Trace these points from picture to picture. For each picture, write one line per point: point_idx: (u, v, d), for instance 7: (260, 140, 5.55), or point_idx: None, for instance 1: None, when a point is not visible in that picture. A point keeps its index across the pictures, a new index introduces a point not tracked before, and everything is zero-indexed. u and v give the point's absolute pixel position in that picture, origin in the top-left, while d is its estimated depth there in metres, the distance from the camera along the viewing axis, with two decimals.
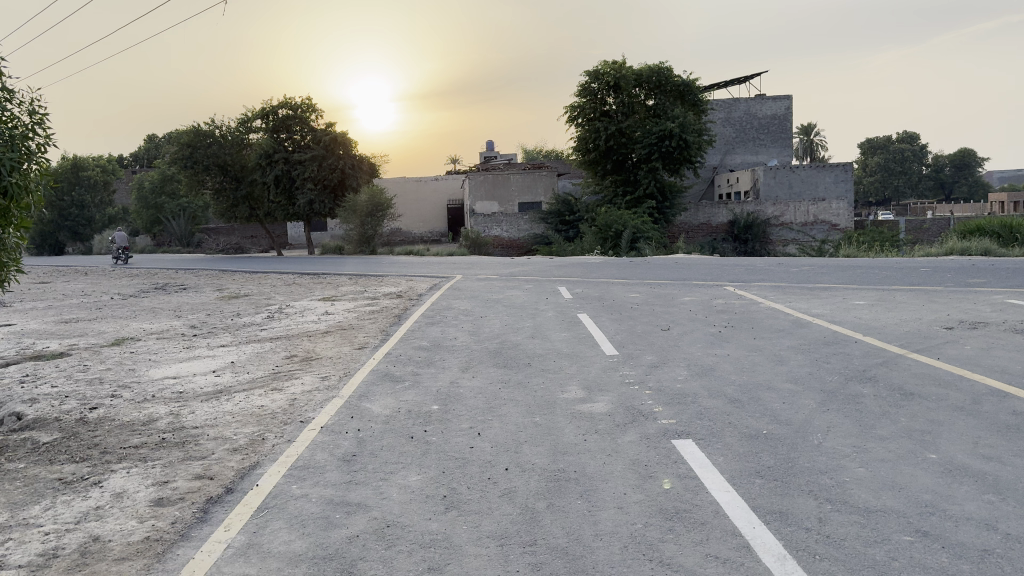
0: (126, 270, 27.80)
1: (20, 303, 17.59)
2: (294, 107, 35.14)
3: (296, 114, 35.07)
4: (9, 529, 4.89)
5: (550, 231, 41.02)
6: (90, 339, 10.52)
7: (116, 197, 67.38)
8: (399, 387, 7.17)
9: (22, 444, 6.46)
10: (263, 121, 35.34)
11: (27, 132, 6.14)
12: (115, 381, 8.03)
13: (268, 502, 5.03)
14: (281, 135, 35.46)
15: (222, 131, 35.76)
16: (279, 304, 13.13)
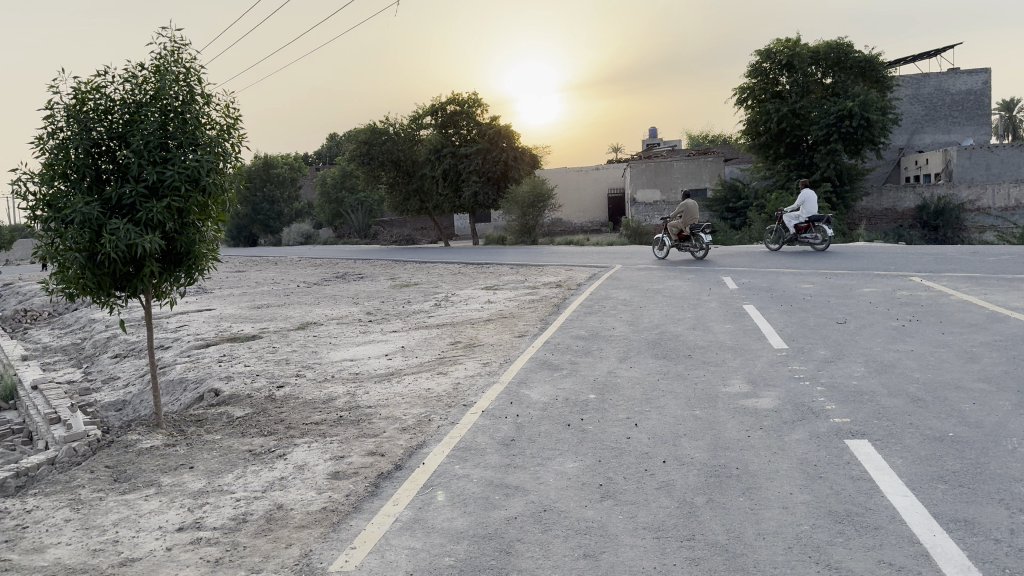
0: (311, 260, 30.09)
1: (221, 289, 19.53)
2: (462, 103, 36.41)
3: (464, 109, 36.32)
4: (208, 494, 5.47)
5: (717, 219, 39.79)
6: (278, 323, 11.50)
7: (303, 193, 72.94)
8: (557, 375, 7.26)
9: (220, 417, 7.20)
10: (433, 117, 36.85)
11: (224, 134, 6.78)
12: (299, 362, 8.73)
13: (432, 480, 5.27)
14: (449, 130, 36.73)
15: (396, 128, 37.68)
16: (445, 292, 13.66)
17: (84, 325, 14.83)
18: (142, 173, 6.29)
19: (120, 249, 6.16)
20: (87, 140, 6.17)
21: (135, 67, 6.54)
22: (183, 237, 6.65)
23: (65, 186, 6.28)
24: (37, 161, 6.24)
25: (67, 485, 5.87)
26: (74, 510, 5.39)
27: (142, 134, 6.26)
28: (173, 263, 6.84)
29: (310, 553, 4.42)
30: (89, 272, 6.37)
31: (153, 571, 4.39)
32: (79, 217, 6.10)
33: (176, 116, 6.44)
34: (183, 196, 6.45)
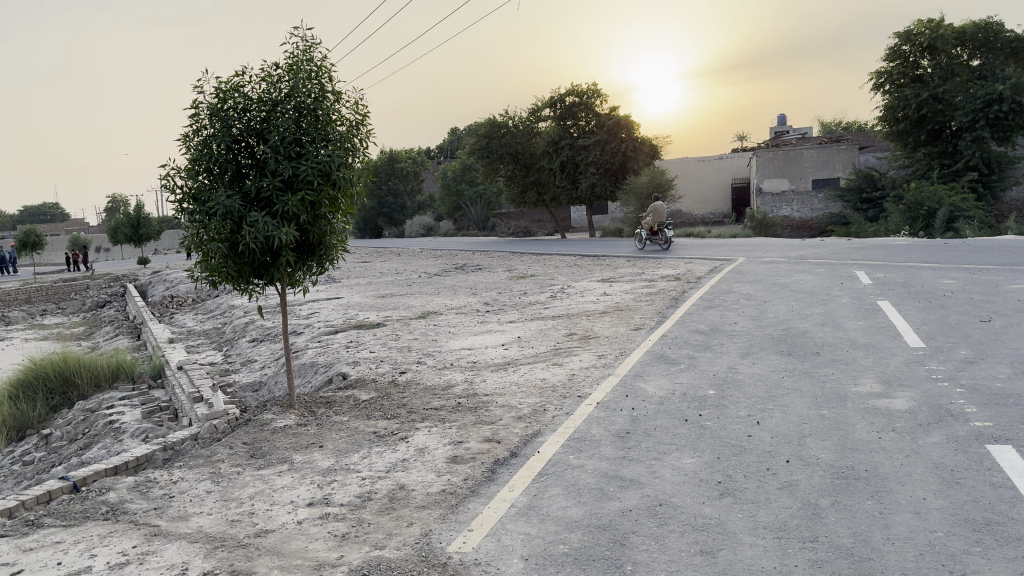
0: (431, 251, 30.94)
1: (348, 279, 20.43)
2: (581, 94, 36.24)
3: (582, 101, 36.16)
4: (336, 472, 5.77)
5: (849, 210, 37.66)
6: (401, 312, 11.92)
7: (427, 185, 74.99)
8: (674, 369, 7.16)
9: (348, 399, 7.58)
10: (551, 109, 37.04)
11: (353, 130, 7.09)
12: (421, 350, 9.04)
13: (548, 469, 5.34)
14: (567, 122, 36.74)
15: (515, 121, 38.10)
16: (562, 284, 13.72)
17: (225, 311, 15.91)
18: (278, 168, 6.68)
19: (258, 240, 6.58)
20: (228, 137, 6.60)
21: (271, 67, 6.93)
22: (315, 228, 7.03)
23: (209, 180, 6.74)
24: (183, 158, 6.72)
25: (210, 459, 6.35)
26: (216, 482, 5.82)
27: (278, 130, 6.64)
28: (306, 253, 7.23)
29: (429, 533, 4.59)
30: (230, 261, 6.84)
31: (285, 542, 4.69)
32: (222, 210, 6.55)
33: (309, 113, 6.80)
34: (316, 190, 6.81)
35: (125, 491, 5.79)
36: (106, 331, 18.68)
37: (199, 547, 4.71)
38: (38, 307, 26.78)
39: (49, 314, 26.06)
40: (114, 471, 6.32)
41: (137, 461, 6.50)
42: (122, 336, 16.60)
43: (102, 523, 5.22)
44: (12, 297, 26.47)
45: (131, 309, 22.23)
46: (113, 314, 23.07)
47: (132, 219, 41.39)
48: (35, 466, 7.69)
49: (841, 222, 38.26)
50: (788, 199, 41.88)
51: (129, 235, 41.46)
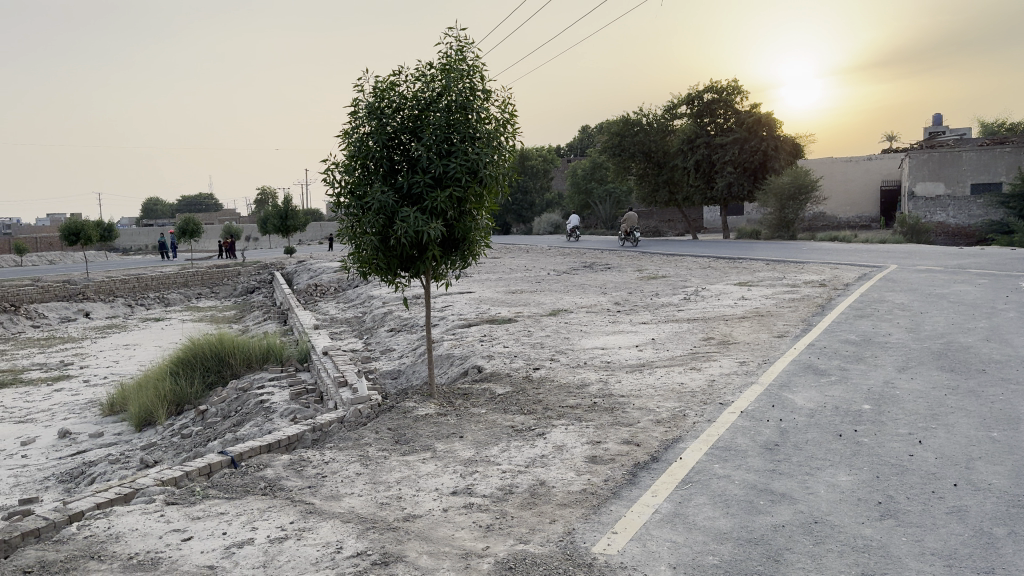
0: (558, 249, 31.10)
1: (479, 274, 20.76)
2: (720, 91, 35.49)
3: (722, 98, 35.38)
4: (477, 463, 5.85)
5: (1011, 217, 35.00)
6: (533, 309, 12.01)
7: (554, 183, 75.39)
8: (824, 381, 6.83)
9: (484, 392, 7.69)
10: (688, 106, 36.41)
11: (500, 128, 7.19)
12: (554, 347, 9.05)
13: (692, 476, 5.20)
14: (704, 119, 35.87)
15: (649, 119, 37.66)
16: (696, 286, 13.40)
17: (365, 300, 16.54)
18: (429, 165, 6.88)
19: (409, 234, 6.80)
20: (384, 135, 6.86)
21: (425, 66, 7.11)
22: (461, 224, 7.19)
23: (364, 176, 7.03)
24: (342, 154, 7.04)
25: (357, 443, 6.59)
26: (363, 465, 6.03)
27: (431, 129, 6.82)
28: (450, 248, 7.41)
29: (573, 532, 4.57)
30: (381, 254, 7.12)
31: (432, 529, 4.79)
32: (377, 204, 6.82)
33: (460, 112, 6.95)
34: (463, 187, 6.97)
35: (281, 469, 6.09)
36: (254, 315, 19.82)
37: (351, 527, 4.88)
38: (195, 290, 28.77)
39: (204, 298, 27.91)
40: (269, 448, 6.67)
41: (289, 440, 6.84)
42: (270, 321, 17.55)
43: (261, 498, 5.51)
44: (174, 279, 28.47)
45: (278, 296, 23.54)
46: (261, 299, 24.41)
47: (281, 210, 43.74)
48: (194, 439, 8.24)
49: (1002, 230, 35.40)
50: (943, 204, 39.28)
51: (276, 225, 43.81)
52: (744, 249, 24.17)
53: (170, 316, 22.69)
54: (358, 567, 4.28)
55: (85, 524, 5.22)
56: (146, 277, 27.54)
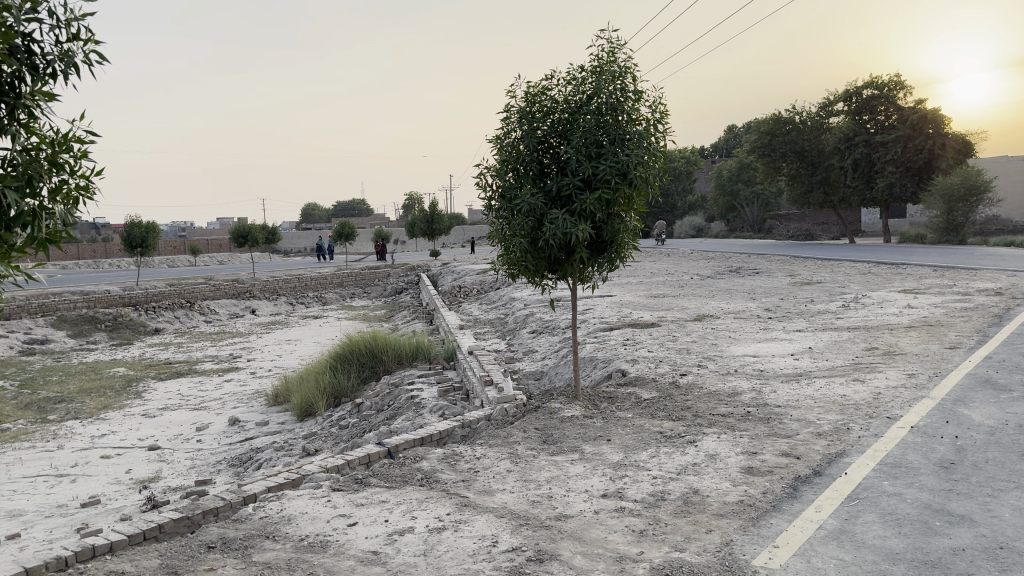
0: (703, 252, 30.45)
1: (620, 277, 20.70)
2: (881, 87, 33.66)
3: (882, 94, 33.51)
4: (626, 467, 5.84)
5: None
6: (677, 313, 11.83)
7: (698, 185, 73.96)
8: (1005, 398, 6.31)
9: (630, 397, 7.67)
10: (847, 103, 34.83)
11: (651, 127, 7.15)
12: (701, 353, 8.89)
13: (858, 492, 4.95)
14: (864, 117, 34.26)
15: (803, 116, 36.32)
16: (856, 293, 12.74)
17: (507, 302, 16.89)
18: (579, 168, 6.97)
19: (557, 236, 6.87)
20: (535, 139, 7.04)
21: (577, 70, 7.21)
22: (609, 226, 7.17)
23: (515, 179, 7.23)
24: (494, 158, 7.30)
25: (507, 441, 6.74)
26: (514, 463, 6.16)
27: (581, 131, 6.92)
28: (598, 251, 7.41)
29: (731, 543, 4.47)
30: (529, 256, 7.25)
31: (585, 530, 4.82)
32: (527, 207, 6.97)
33: (610, 114, 6.99)
34: (613, 189, 6.98)
35: (435, 462, 6.34)
36: (403, 315, 20.68)
37: (505, 522, 4.99)
38: (347, 289, 30.36)
39: (356, 298, 29.38)
40: (422, 441, 6.95)
41: (440, 435, 7.08)
42: (418, 321, 18.22)
43: (418, 489, 5.75)
44: (330, 279, 30.13)
45: (424, 297, 24.46)
46: (407, 300, 25.39)
47: (427, 215, 45.29)
48: (350, 430, 8.71)
49: None
50: None
51: (424, 229, 45.42)
52: (908, 254, 22.64)
53: (326, 314, 24.03)
54: (514, 562, 4.38)
55: (259, 506, 5.62)
56: (305, 277, 29.30)
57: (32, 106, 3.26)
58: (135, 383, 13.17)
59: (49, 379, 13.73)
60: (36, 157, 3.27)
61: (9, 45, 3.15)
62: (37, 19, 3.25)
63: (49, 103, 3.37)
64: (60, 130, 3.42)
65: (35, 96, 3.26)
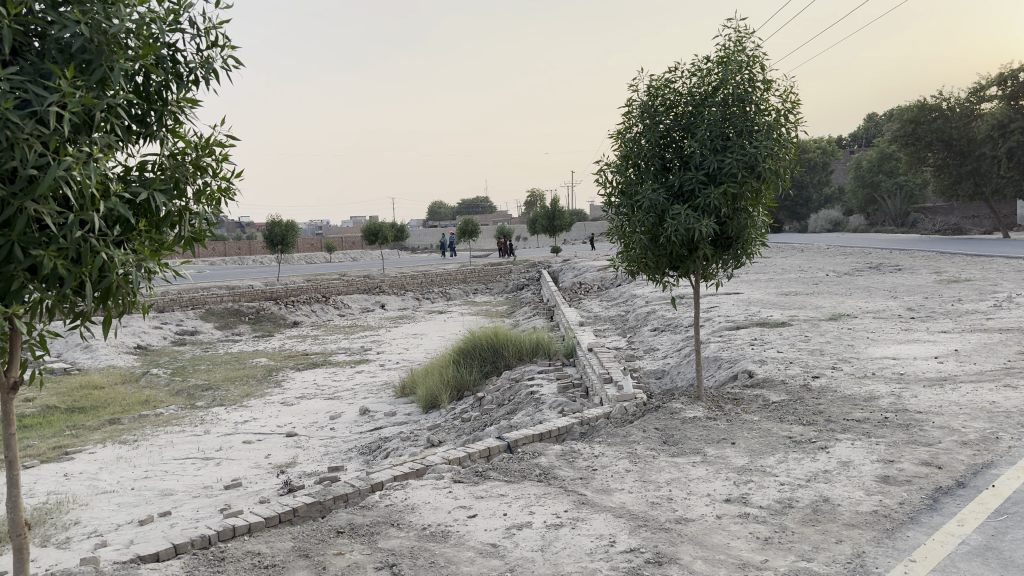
0: (840, 248, 28.93)
1: (749, 275, 20.02)
2: None
3: None
4: (751, 472, 5.65)
5: None
6: (809, 312, 11.32)
7: (835, 177, 70.44)
8: None
9: (757, 398, 7.42)
10: (1002, 87, 32.06)
11: (781, 118, 6.86)
12: (835, 355, 8.47)
13: (1007, 507, 4.57)
14: (1020, 102, 31.44)
15: (952, 102, 33.84)
16: (1011, 292, 11.72)
17: (630, 299, 16.72)
18: (704, 161, 6.80)
19: (680, 232, 6.72)
20: (657, 133, 6.94)
21: (702, 61, 7.03)
22: (735, 221, 6.94)
23: (636, 175, 7.17)
24: (615, 154, 7.26)
25: (626, 440, 6.69)
26: (633, 462, 6.10)
27: (706, 124, 6.75)
28: (723, 247, 7.19)
29: (863, 554, 4.23)
30: (650, 252, 7.14)
31: (706, 534, 4.70)
32: (648, 203, 6.87)
33: (737, 105, 6.78)
34: (739, 182, 6.76)
35: (554, 458, 6.37)
36: (525, 310, 20.90)
37: (623, 522, 4.95)
38: (472, 286, 31.00)
39: (480, 294, 29.96)
40: (541, 437, 7.00)
41: (559, 431, 7.11)
42: (538, 317, 18.37)
43: (537, 484, 5.81)
44: (455, 275, 30.89)
45: (546, 292, 24.62)
46: (530, 296, 25.64)
47: (549, 212, 45.51)
48: (472, 423, 8.90)
49: None
50: None
51: (546, 226, 45.63)
52: None
53: (452, 309, 24.61)
54: (632, 563, 4.34)
55: (385, 494, 5.85)
56: (431, 273, 30.14)
57: (177, 112, 3.52)
58: (275, 373, 14.02)
59: (199, 367, 14.85)
60: (181, 161, 3.53)
61: (157, 57, 3.41)
62: (181, 30, 3.49)
63: (193, 110, 3.62)
64: (203, 135, 3.67)
65: (179, 103, 3.51)
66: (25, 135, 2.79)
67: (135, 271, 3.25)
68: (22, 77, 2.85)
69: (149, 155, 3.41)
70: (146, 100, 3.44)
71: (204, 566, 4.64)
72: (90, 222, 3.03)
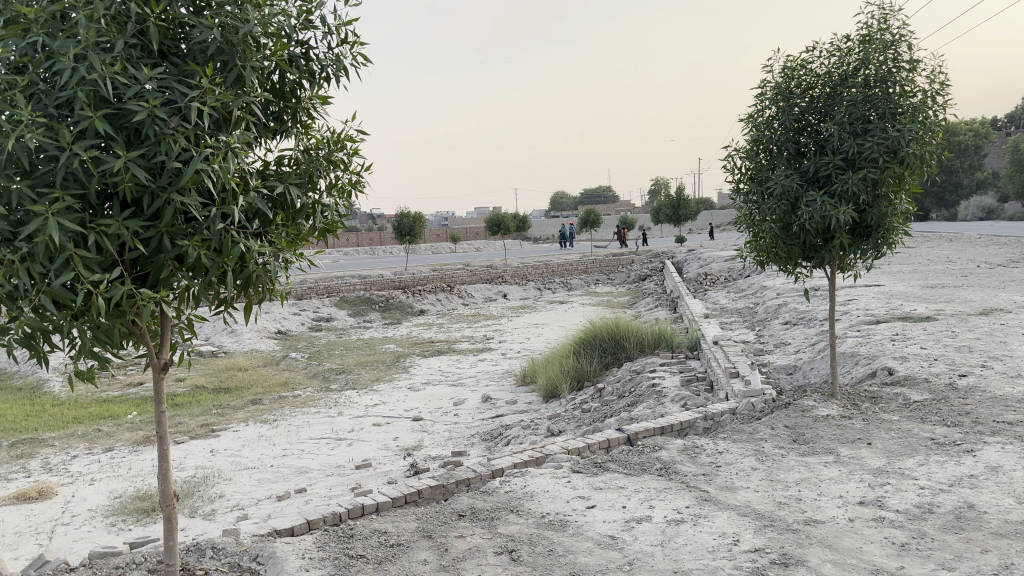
0: (993, 238, 26.62)
1: (889, 266, 18.81)
2: None
3: None
4: (888, 474, 5.32)
5: None
6: (957, 306, 10.51)
7: (989, 161, 64.96)
8: None
9: (896, 397, 6.97)
10: None
11: (927, 99, 6.39)
12: (986, 352, 7.82)
13: None
14: None
15: None
16: None
17: (758, 290, 16.13)
18: (842, 146, 6.45)
19: (814, 220, 6.39)
20: (791, 116, 6.64)
21: (842, 40, 6.67)
22: (875, 209, 6.52)
23: (768, 160, 6.91)
24: (745, 138, 7.02)
25: (752, 436, 6.46)
26: (760, 460, 5.89)
27: (844, 107, 6.42)
28: (861, 236, 6.77)
29: (1012, 567, 3.90)
30: (781, 241, 6.83)
31: (837, 537, 4.47)
32: (780, 189, 6.58)
33: (879, 86, 6.39)
34: (880, 168, 6.35)
35: (676, 452, 6.26)
36: (648, 301, 20.60)
37: (747, 521, 4.79)
38: (594, 276, 30.85)
39: (602, 284, 29.78)
40: (662, 431, 6.88)
41: (682, 425, 6.97)
42: (661, 308, 18.05)
43: (657, 478, 5.72)
44: (576, 265, 30.86)
45: (669, 283, 24.15)
46: (653, 287, 25.22)
47: (674, 201, 44.53)
48: (593, 413, 8.87)
49: None
50: None
51: (670, 215, 44.72)
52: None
53: (573, 299, 24.63)
54: (756, 563, 4.19)
55: (505, 480, 5.94)
56: (553, 263, 30.22)
57: (310, 109, 3.69)
58: (403, 358, 14.53)
59: (333, 352, 15.63)
60: (315, 156, 3.70)
61: (290, 56, 3.58)
62: (312, 28, 3.64)
63: (325, 106, 3.79)
64: (335, 130, 3.82)
65: (312, 99, 3.68)
66: (169, 130, 3.00)
67: (273, 262, 3.44)
68: (167, 76, 3.06)
69: (285, 150, 3.59)
70: (281, 98, 3.63)
71: (334, 542, 4.88)
72: (231, 214, 3.24)
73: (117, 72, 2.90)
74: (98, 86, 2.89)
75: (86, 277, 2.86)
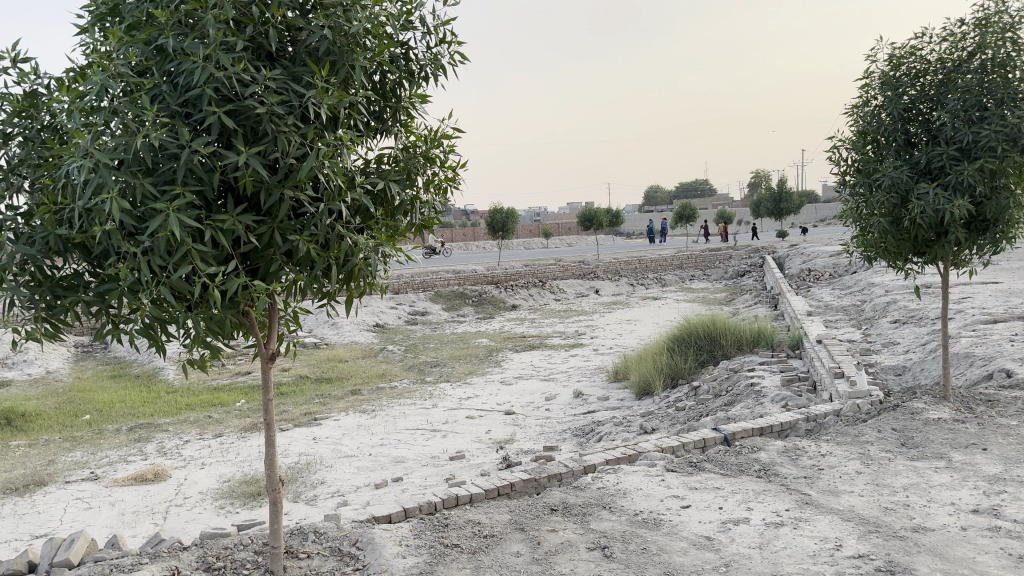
0: None
1: (1010, 262, 17.62)
2: None
3: None
4: (1005, 483, 5.01)
5: None
6: None
7: None
8: None
9: (1015, 402, 6.55)
10: None
11: None
12: None
13: None
14: None
15: None
16: None
17: (864, 288, 15.44)
18: (956, 136, 6.10)
19: (925, 214, 6.07)
20: (900, 105, 6.32)
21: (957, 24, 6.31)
22: (993, 201, 6.13)
23: (875, 152, 6.60)
24: (850, 130, 6.73)
25: (857, 439, 6.20)
26: (865, 464, 5.65)
27: (959, 94, 6.06)
28: (978, 231, 6.39)
29: None
30: (890, 236, 6.51)
31: (948, 546, 4.24)
32: (889, 181, 6.26)
33: (998, 71, 6.01)
34: (999, 157, 5.96)
35: (775, 454, 6.08)
36: (745, 298, 20.06)
37: (851, 526, 4.61)
38: (689, 272, 30.25)
39: (697, 280, 29.18)
40: (761, 432, 6.70)
41: (781, 426, 6.76)
42: (760, 305, 17.54)
43: (755, 480, 5.57)
44: (671, 261, 30.36)
45: (768, 280, 23.43)
46: (751, 283, 24.52)
47: (774, 194, 43.12)
48: (688, 412, 8.71)
49: None
50: None
51: (771, 209, 43.28)
52: None
53: (667, 295, 24.27)
54: (859, 569, 4.03)
55: (598, 476, 5.92)
56: (646, 259, 29.83)
57: (410, 107, 3.78)
58: (495, 353, 14.69)
59: (428, 345, 15.97)
60: (413, 153, 3.79)
61: (392, 55, 3.68)
62: (412, 28, 3.72)
63: (424, 105, 3.88)
64: (433, 127, 3.90)
65: (412, 98, 3.77)
66: (285, 128, 3.14)
67: (376, 255, 3.55)
68: (282, 77, 3.19)
69: (387, 148, 3.69)
70: (383, 97, 3.73)
71: (430, 530, 4.99)
72: (338, 209, 3.36)
73: (238, 72, 3.04)
74: (220, 85, 3.04)
75: (204, 269, 3.03)
